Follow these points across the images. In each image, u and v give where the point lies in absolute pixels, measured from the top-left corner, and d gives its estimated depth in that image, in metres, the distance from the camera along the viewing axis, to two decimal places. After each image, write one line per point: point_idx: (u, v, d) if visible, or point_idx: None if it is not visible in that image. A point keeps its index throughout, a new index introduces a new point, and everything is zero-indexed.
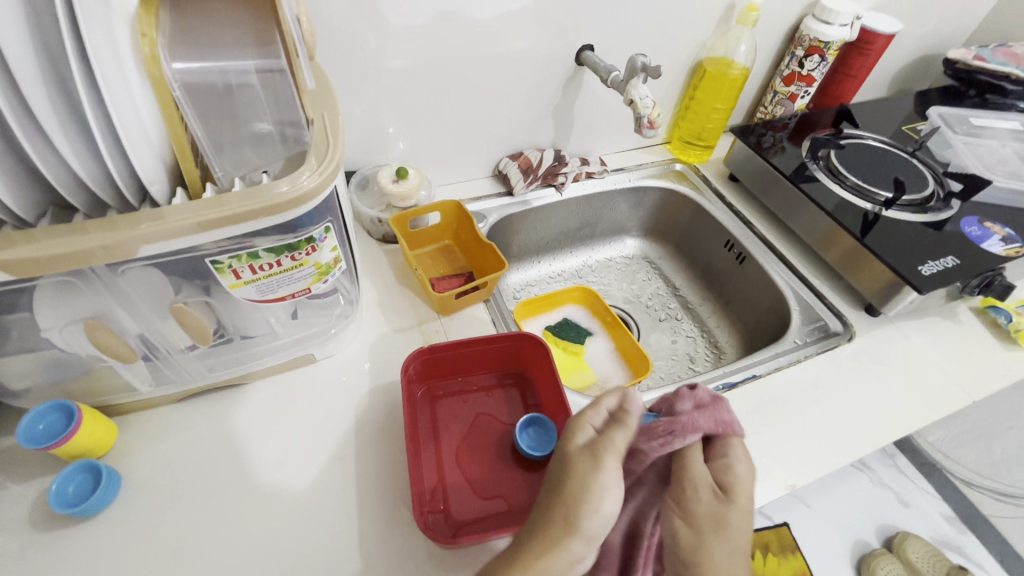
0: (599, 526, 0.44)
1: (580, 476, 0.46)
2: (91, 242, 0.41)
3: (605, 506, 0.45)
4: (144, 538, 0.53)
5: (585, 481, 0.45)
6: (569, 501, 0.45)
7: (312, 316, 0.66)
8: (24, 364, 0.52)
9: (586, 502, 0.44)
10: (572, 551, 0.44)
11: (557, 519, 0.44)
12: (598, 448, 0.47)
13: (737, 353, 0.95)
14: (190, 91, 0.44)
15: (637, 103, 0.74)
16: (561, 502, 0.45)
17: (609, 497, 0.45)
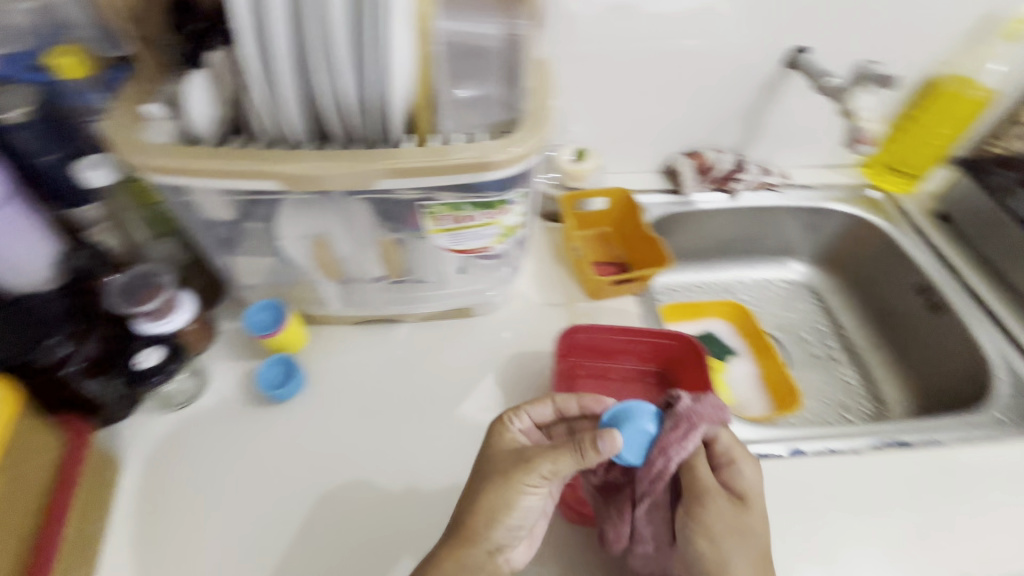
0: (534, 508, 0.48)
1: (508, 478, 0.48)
2: (343, 169, 0.48)
3: (528, 500, 0.48)
4: (316, 434, 0.62)
5: (512, 479, 0.48)
6: (478, 498, 0.48)
7: (477, 276, 0.68)
8: (256, 264, 0.62)
9: (521, 494, 0.47)
10: (497, 531, 0.47)
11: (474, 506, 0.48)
12: (543, 460, 0.47)
13: (905, 413, 0.83)
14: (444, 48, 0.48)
15: (855, 116, 0.67)
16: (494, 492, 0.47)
17: (530, 488, 0.48)
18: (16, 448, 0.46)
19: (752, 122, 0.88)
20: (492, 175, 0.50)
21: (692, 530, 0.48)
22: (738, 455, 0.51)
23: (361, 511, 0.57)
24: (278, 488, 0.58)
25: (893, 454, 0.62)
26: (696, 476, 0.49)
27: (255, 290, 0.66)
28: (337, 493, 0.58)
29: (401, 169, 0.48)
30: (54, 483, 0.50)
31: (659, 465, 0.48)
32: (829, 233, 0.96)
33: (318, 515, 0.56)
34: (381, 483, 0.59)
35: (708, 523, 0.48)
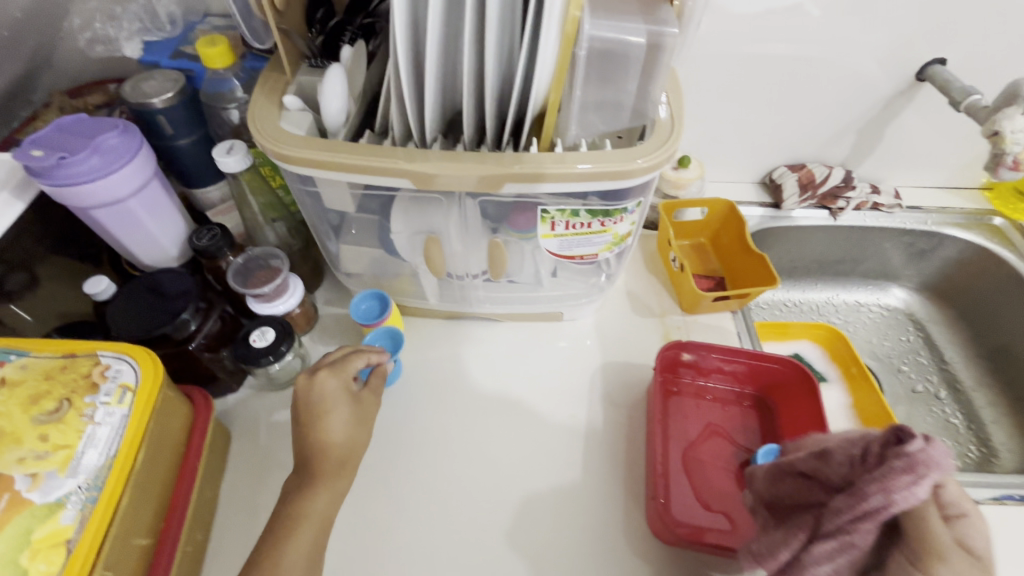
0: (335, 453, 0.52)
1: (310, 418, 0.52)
2: (473, 171, 0.48)
3: (330, 435, 0.52)
4: (410, 425, 0.63)
5: (327, 421, 0.53)
6: (315, 450, 0.52)
7: (570, 280, 0.68)
8: (364, 254, 0.64)
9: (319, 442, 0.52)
10: (322, 501, 0.49)
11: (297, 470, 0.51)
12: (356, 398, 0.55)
13: (1017, 463, 0.77)
14: (593, 53, 0.46)
15: (1004, 137, 0.61)
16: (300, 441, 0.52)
17: (335, 421, 0.53)
18: (155, 422, 0.47)
19: (869, 137, 0.83)
20: (613, 184, 0.49)
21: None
22: (964, 514, 0.35)
23: (454, 506, 0.57)
24: (374, 474, 0.59)
25: (1017, 511, 0.58)
26: (923, 530, 0.34)
27: (360, 278, 0.68)
28: (430, 486, 0.59)
29: (525, 174, 0.48)
30: (180, 455, 0.51)
31: (869, 505, 0.35)
32: (939, 259, 0.89)
33: (412, 506, 0.57)
34: (472, 481, 0.59)
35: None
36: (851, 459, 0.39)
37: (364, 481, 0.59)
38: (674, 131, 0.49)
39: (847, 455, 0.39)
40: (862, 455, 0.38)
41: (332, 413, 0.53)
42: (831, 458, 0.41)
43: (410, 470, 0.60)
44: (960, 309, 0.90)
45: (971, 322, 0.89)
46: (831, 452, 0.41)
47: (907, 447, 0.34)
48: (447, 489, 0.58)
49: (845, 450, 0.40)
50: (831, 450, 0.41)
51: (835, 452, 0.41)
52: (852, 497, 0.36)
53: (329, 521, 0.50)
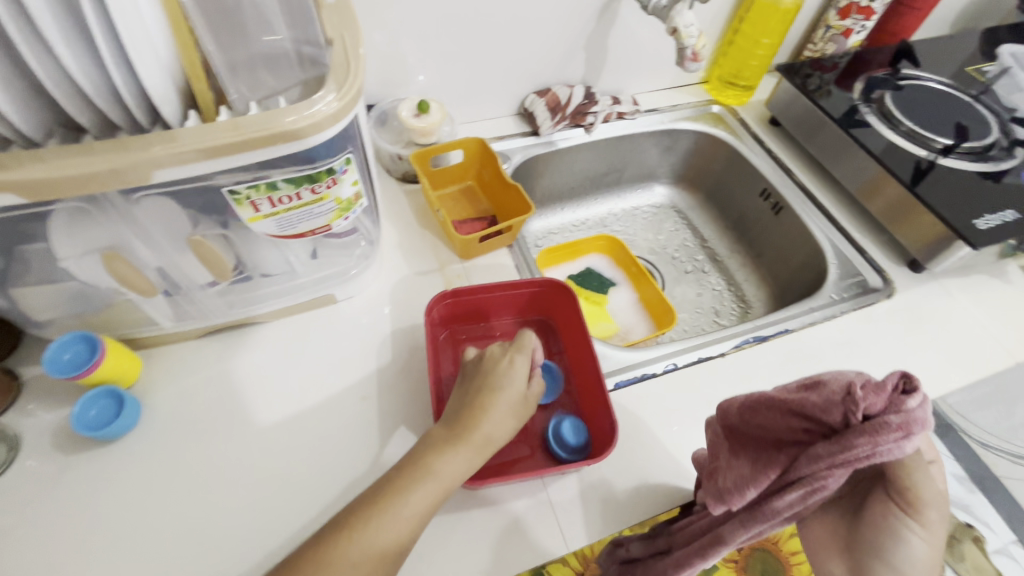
0: (499, 421, 0.51)
1: (483, 398, 0.51)
2: (102, 164, 0.39)
3: (497, 404, 0.51)
4: (173, 471, 0.54)
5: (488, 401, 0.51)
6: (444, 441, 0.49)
7: (334, 257, 0.63)
8: (43, 295, 0.51)
9: (484, 416, 0.50)
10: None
11: (421, 452, 0.49)
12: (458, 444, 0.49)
13: (765, 307, 0.91)
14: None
15: (681, 33, 0.68)
16: (471, 421, 0.50)
17: (497, 409, 0.51)
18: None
19: (596, 52, 0.87)
20: (297, 144, 0.44)
21: (891, 522, 0.40)
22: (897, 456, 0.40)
23: (243, 539, 0.51)
24: (132, 543, 0.50)
25: (752, 350, 0.68)
26: (910, 477, 0.39)
27: (59, 323, 0.55)
28: (212, 529, 0.51)
29: (182, 155, 0.40)
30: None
31: (855, 454, 0.36)
32: (682, 152, 1.00)
33: (190, 559, 0.50)
34: (261, 504, 0.53)
35: (903, 533, 0.39)
36: (832, 401, 0.38)
37: (122, 554, 0.49)
38: (346, 71, 0.45)
39: (822, 398, 0.39)
40: (846, 397, 0.37)
41: (495, 401, 0.51)
42: (813, 398, 0.39)
43: (183, 519, 0.52)
44: (707, 191, 1.03)
45: (716, 200, 1.02)
46: (814, 396, 0.39)
47: (906, 406, 0.35)
48: (236, 524, 0.52)
49: (838, 392, 0.38)
50: (820, 390, 0.39)
51: (820, 394, 0.39)
52: (835, 444, 0.37)
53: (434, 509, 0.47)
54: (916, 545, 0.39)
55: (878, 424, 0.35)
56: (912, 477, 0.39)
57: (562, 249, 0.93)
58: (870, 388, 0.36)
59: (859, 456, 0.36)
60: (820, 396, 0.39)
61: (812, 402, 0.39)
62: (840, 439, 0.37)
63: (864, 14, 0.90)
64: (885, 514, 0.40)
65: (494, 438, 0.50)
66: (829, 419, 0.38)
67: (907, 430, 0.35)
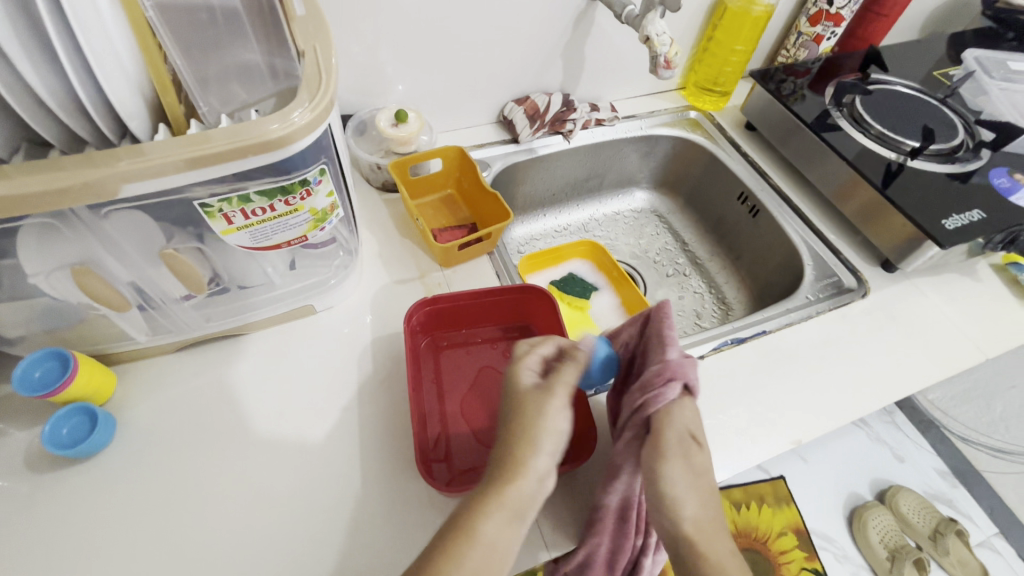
0: (556, 437, 0.47)
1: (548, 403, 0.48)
2: (67, 180, 0.38)
3: (552, 419, 0.47)
4: (148, 489, 0.53)
5: (536, 423, 0.47)
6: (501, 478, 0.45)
7: (310, 267, 0.63)
8: (12, 312, 0.51)
9: (545, 437, 0.46)
10: None
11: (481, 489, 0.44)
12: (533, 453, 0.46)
13: (745, 309, 0.93)
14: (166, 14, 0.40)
15: (654, 41, 0.69)
16: (525, 449, 0.45)
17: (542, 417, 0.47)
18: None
19: (573, 60, 0.88)
20: (271, 155, 0.44)
21: (652, 464, 0.46)
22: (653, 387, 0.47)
23: (220, 556, 0.50)
24: (106, 565, 0.49)
25: (731, 353, 0.69)
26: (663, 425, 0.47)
27: (29, 341, 0.54)
28: (189, 547, 0.50)
29: (155, 169, 0.40)
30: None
31: (641, 403, 0.47)
32: (661, 157, 1.02)
33: None
34: (239, 520, 0.52)
35: (664, 473, 0.46)
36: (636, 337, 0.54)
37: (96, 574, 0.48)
38: (317, 83, 0.45)
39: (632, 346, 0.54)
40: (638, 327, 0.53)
41: (543, 416, 0.47)
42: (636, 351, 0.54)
43: (159, 537, 0.51)
44: (687, 194, 1.04)
45: (696, 203, 1.03)
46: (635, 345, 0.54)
47: (666, 356, 0.48)
48: (213, 540, 0.51)
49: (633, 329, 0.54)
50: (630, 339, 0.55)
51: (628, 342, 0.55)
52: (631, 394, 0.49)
53: (504, 549, 0.43)
54: (675, 482, 0.46)
55: (648, 374, 0.48)
56: (664, 424, 0.46)
57: (544, 254, 0.93)
58: (649, 314, 0.52)
59: (641, 402, 0.48)
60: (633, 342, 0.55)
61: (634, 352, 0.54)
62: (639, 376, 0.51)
63: (835, 21, 0.92)
64: (646, 456, 0.47)
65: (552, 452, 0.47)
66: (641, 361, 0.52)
67: (664, 377, 0.47)
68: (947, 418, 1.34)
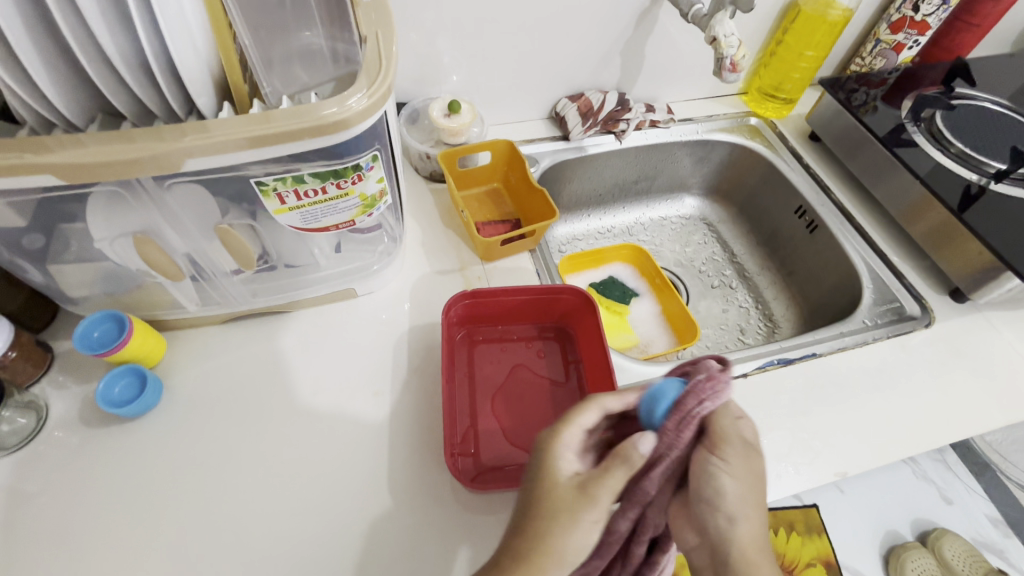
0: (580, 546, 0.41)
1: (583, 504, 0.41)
2: (136, 152, 0.40)
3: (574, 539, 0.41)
4: (188, 453, 0.55)
5: (556, 527, 0.41)
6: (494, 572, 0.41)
7: (356, 251, 0.64)
8: (76, 273, 0.53)
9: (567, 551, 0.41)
10: None
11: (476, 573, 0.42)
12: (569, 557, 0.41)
13: (793, 328, 0.88)
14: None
15: (721, 42, 0.66)
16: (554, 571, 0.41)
17: (567, 528, 0.40)
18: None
19: (634, 58, 0.86)
20: (326, 138, 0.44)
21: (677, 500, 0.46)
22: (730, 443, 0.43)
23: (249, 525, 0.52)
24: (142, 520, 0.51)
25: (777, 373, 0.66)
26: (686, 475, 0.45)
27: (91, 301, 0.57)
28: (220, 514, 0.52)
29: (217, 146, 0.41)
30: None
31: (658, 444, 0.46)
32: (716, 163, 0.98)
33: (196, 542, 0.50)
34: (269, 493, 0.53)
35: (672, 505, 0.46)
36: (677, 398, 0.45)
37: (133, 529, 0.51)
38: (377, 68, 0.45)
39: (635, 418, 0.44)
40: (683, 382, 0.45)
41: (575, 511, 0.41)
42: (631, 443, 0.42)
43: (194, 501, 0.53)
44: (738, 205, 1.00)
45: (748, 214, 0.99)
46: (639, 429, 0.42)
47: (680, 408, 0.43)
48: (243, 510, 0.52)
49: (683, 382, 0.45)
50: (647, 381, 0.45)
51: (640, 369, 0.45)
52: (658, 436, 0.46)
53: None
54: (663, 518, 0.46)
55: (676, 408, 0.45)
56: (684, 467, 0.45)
57: (586, 256, 0.91)
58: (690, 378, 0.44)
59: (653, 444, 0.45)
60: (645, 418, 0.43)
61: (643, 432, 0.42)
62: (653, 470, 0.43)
63: (919, 29, 0.86)
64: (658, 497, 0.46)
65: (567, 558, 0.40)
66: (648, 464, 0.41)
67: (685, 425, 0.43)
68: (1007, 463, 1.25)
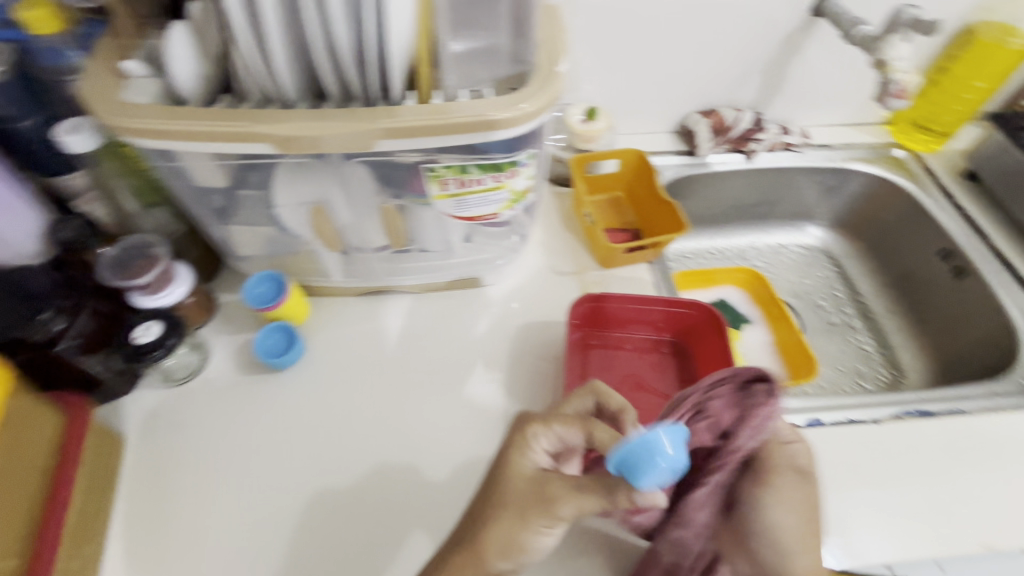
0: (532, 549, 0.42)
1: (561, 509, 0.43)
2: (335, 131, 0.44)
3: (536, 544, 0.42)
4: (321, 409, 0.60)
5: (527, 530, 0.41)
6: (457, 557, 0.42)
7: (484, 244, 0.66)
8: (251, 234, 0.59)
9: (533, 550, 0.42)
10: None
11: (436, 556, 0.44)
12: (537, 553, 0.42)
13: (923, 380, 0.81)
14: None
15: (889, 66, 0.62)
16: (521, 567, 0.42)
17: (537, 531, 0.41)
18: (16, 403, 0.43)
19: (776, 78, 0.83)
20: (496, 133, 0.47)
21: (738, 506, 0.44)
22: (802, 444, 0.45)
23: (369, 484, 0.55)
24: (279, 463, 0.56)
25: (913, 424, 0.61)
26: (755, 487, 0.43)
27: (254, 260, 0.64)
28: (346, 470, 0.56)
29: (403, 132, 0.45)
30: (56, 462, 0.46)
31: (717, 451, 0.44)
32: (848, 194, 0.92)
33: (324, 492, 0.55)
34: (389, 458, 0.57)
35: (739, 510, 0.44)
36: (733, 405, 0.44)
37: None
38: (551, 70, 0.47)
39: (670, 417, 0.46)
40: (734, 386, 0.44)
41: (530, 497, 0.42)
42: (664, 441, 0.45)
43: (323, 454, 0.57)
44: (868, 241, 0.94)
45: (879, 251, 0.92)
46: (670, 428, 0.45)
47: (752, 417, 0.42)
48: (365, 470, 0.56)
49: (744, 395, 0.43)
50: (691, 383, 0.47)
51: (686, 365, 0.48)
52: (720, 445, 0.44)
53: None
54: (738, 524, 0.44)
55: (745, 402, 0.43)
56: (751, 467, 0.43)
57: (697, 273, 0.89)
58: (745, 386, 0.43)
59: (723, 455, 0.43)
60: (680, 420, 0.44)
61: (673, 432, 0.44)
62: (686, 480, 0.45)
63: None
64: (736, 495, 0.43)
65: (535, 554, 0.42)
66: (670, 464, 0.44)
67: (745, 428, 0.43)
68: None
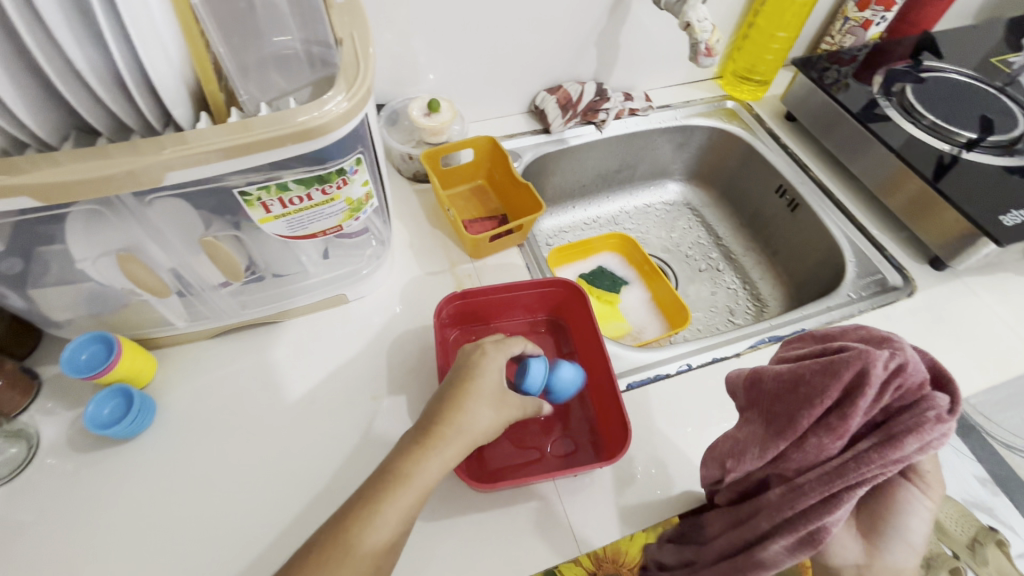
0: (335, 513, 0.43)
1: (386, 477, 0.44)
2: (115, 164, 0.39)
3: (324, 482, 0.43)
4: (189, 469, 0.54)
5: (410, 460, 0.44)
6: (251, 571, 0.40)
7: (337, 259, 0.62)
8: (58, 296, 0.52)
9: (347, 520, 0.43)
10: None
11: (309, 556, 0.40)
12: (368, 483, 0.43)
13: (780, 306, 0.90)
14: None
15: (695, 27, 0.67)
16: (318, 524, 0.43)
17: (417, 458, 0.44)
18: None
19: (609, 48, 0.87)
20: (311, 142, 0.43)
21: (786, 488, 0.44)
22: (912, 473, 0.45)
23: (252, 535, 0.51)
24: (145, 541, 0.50)
25: (768, 350, 0.67)
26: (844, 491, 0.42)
27: (75, 324, 0.56)
28: (228, 528, 0.51)
29: (201, 157, 0.41)
30: None
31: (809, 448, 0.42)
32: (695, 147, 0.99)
33: (201, 560, 0.50)
34: (272, 504, 0.53)
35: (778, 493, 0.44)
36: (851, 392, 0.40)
37: (135, 549, 0.50)
38: (352, 68, 0.44)
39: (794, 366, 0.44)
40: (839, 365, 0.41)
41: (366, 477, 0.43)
42: (801, 388, 0.42)
43: (197, 518, 0.52)
44: (720, 188, 1.02)
45: (729, 195, 1.01)
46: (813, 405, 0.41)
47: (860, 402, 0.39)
48: (247, 523, 0.52)
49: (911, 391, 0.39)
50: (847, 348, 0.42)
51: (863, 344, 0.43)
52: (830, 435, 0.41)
53: None
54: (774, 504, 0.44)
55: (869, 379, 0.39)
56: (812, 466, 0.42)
57: (574, 246, 0.91)
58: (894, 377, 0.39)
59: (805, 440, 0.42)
60: (815, 365, 0.42)
61: (810, 378, 0.41)
62: (803, 439, 0.42)
63: (885, 5, 0.88)
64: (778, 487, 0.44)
65: (424, 485, 0.44)
66: (801, 425, 0.41)
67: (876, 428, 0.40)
68: None
